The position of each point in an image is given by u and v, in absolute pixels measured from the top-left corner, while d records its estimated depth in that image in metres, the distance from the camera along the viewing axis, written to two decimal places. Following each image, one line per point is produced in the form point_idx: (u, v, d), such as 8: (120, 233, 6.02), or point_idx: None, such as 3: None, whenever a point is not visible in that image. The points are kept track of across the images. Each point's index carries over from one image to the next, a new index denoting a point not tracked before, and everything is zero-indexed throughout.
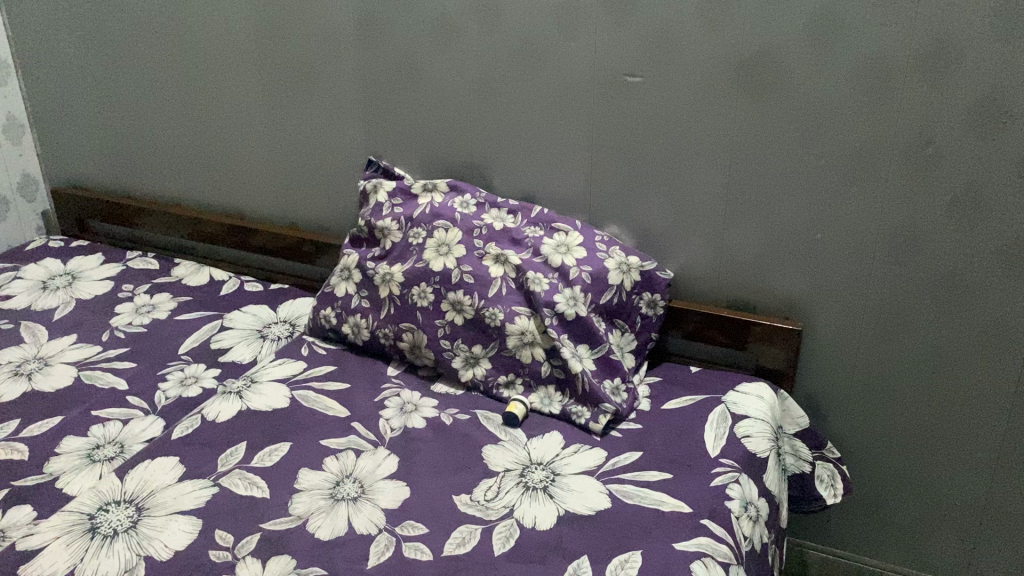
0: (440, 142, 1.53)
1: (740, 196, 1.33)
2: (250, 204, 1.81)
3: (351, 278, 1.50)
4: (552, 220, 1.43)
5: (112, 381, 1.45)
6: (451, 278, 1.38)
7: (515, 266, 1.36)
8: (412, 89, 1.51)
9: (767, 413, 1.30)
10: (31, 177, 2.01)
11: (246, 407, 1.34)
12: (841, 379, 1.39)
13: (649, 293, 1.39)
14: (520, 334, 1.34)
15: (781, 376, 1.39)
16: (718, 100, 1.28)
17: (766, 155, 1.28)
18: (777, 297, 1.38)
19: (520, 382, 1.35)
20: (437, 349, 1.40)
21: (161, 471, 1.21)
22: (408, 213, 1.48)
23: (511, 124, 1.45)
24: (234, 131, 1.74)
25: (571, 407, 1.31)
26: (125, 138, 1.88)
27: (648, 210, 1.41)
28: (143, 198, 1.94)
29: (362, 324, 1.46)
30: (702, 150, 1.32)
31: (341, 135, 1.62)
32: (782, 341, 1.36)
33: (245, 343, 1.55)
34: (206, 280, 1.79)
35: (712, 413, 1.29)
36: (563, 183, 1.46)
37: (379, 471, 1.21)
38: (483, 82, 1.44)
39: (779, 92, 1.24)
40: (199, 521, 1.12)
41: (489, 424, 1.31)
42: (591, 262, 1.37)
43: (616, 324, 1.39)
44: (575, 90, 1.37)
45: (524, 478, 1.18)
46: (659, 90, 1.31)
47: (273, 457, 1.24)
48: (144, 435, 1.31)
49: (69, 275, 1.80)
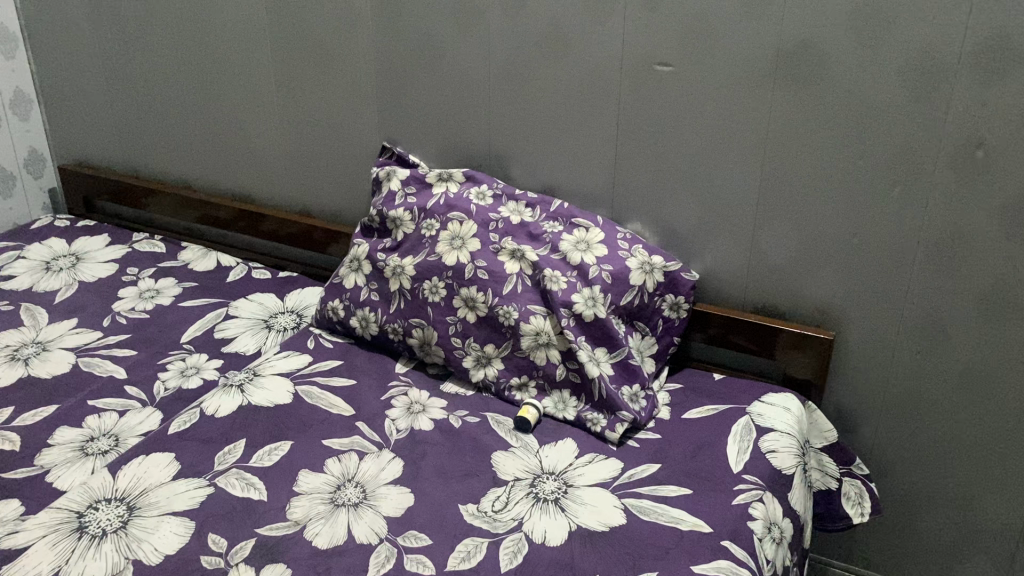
0: (458, 129, 1.47)
1: (773, 195, 1.25)
2: (260, 188, 1.75)
3: (361, 270, 1.43)
4: (572, 215, 1.36)
5: (111, 369, 1.40)
6: (465, 273, 1.32)
7: (532, 263, 1.30)
8: (431, 73, 1.44)
9: (794, 426, 1.23)
10: (38, 153, 1.95)
11: (247, 402, 1.28)
12: (873, 392, 1.32)
13: (672, 296, 1.32)
14: (535, 335, 1.27)
15: (809, 387, 1.32)
16: (755, 93, 1.20)
17: (803, 152, 1.21)
18: (808, 304, 1.30)
19: (533, 385, 1.29)
20: (448, 347, 1.33)
21: (155, 468, 1.15)
22: (422, 203, 1.42)
23: (532, 113, 1.38)
24: (246, 112, 1.68)
25: (586, 414, 1.24)
26: (135, 116, 1.83)
27: (674, 207, 1.34)
28: (151, 178, 1.89)
29: (371, 318, 1.41)
30: (735, 146, 1.25)
31: (356, 119, 1.56)
32: (813, 350, 1.29)
33: (250, 333, 1.49)
34: (212, 266, 1.73)
35: (735, 425, 1.22)
36: (586, 177, 1.39)
37: (382, 475, 1.15)
38: (505, 67, 1.37)
39: (822, 86, 1.16)
40: (192, 523, 1.07)
41: (500, 429, 1.24)
42: (612, 261, 1.30)
43: (637, 327, 1.32)
44: (603, 78, 1.30)
45: (535, 489, 1.12)
46: (692, 81, 1.23)
47: (272, 456, 1.18)
48: (140, 428, 1.26)
49: (73, 255, 1.75)
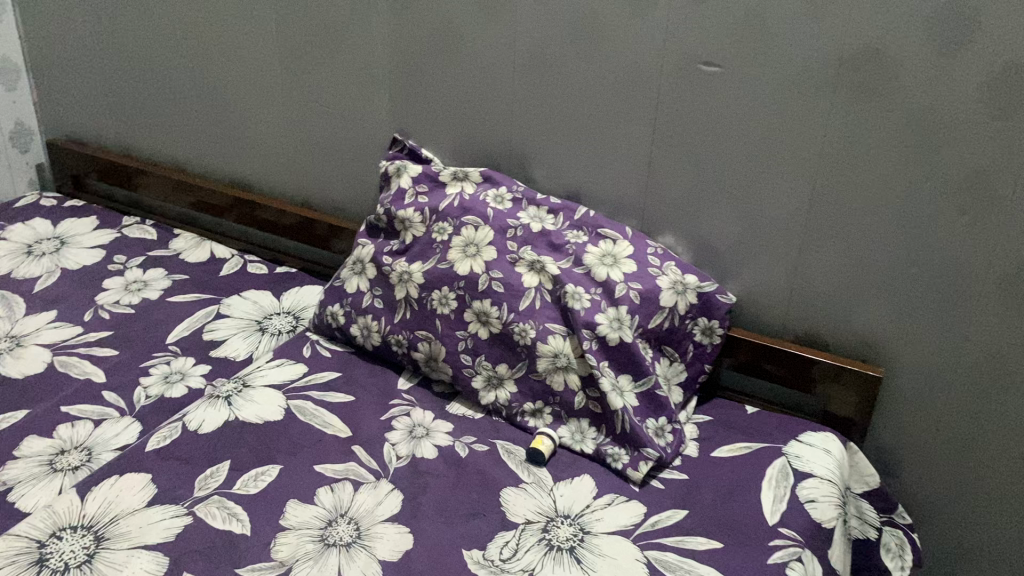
0: (477, 123, 1.34)
1: (824, 214, 1.13)
2: (260, 175, 1.63)
3: (364, 274, 1.32)
4: (598, 225, 1.24)
5: (89, 370, 1.28)
6: (478, 284, 1.21)
7: (552, 276, 1.18)
8: (449, 60, 1.32)
9: (835, 471, 1.11)
10: (25, 125, 1.83)
11: (234, 417, 1.17)
12: (920, 434, 1.20)
13: (705, 319, 1.20)
14: (552, 356, 1.16)
15: (850, 426, 1.20)
16: (811, 100, 1.07)
17: (861, 169, 1.08)
18: (855, 336, 1.18)
19: (548, 412, 1.18)
20: (456, 365, 1.22)
21: (129, 491, 1.04)
22: (434, 204, 1.30)
23: (559, 109, 1.26)
24: (247, 92, 1.55)
25: (606, 448, 1.13)
26: (128, 91, 1.70)
27: (711, 220, 1.21)
28: (144, 159, 1.77)
29: (373, 327, 1.29)
30: (784, 157, 1.12)
31: (365, 106, 1.43)
32: (859, 387, 1.17)
33: (241, 336, 1.38)
34: (205, 257, 1.61)
35: (770, 469, 1.10)
36: (615, 183, 1.27)
37: (379, 510, 1.04)
38: (532, 57, 1.24)
39: (889, 96, 1.03)
40: (166, 560, 0.95)
41: (510, 460, 1.13)
42: (641, 278, 1.18)
43: (664, 352, 1.20)
44: (640, 76, 1.17)
45: (547, 535, 1.01)
46: (740, 84, 1.11)
47: (258, 483, 1.07)
48: (117, 441, 1.14)
49: (58, 239, 1.63)
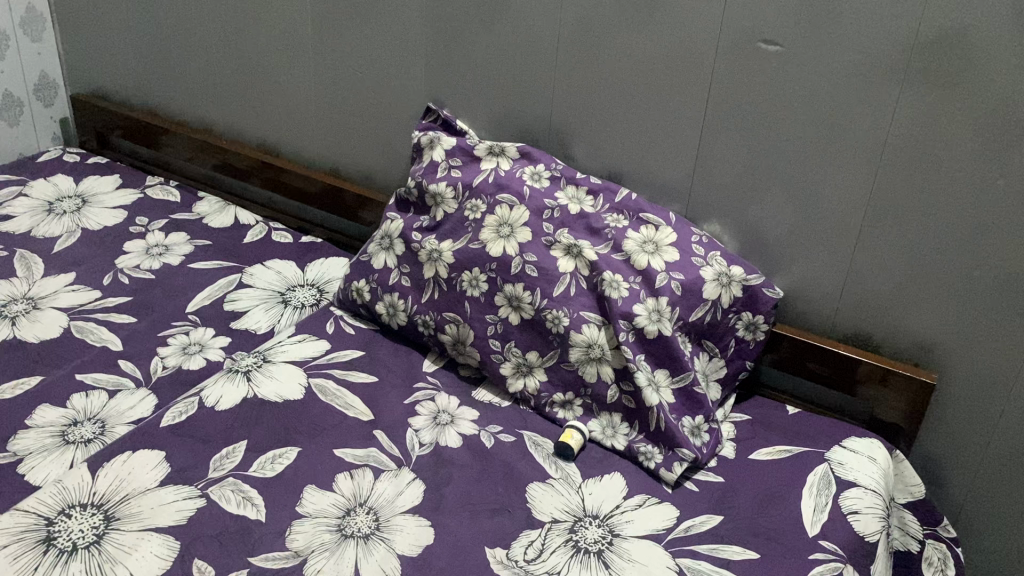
0: (518, 96, 1.28)
1: (884, 208, 1.06)
2: (288, 140, 1.57)
3: (392, 249, 1.26)
4: (640, 209, 1.18)
5: (106, 338, 1.25)
6: (511, 266, 1.15)
7: (590, 263, 1.13)
8: (491, 27, 1.25)
9: (880, 481, 1.05)
10: (50, 79, 1.78)
11: (252, 394, 1.13)
12: (970, 444, 1.14)
13: (749, 314, 1.14)
14: (586, 347, 1.11)
15: (897, 433, 1.14)
16: (879, 86, 1.00)
17: (929, 162, 1.01)
18: (908, 339, 1.12)
19: (578, 404, 1.13)
20: (485, 350, 1.17)
21: (141, 469, 1.00)
22: (467, 179, 1.24)
23: (606, 84, 1.19)
24: (277, 54, 1.49)
25: (638, 446, 1.08)
26: (155, 47, 1.64)
27: (762, 208, 1.14)
28: (170, 117, 1.71)
29: (400, 306, 1.24)
30: (845, 146, 1.05)
31: (400, 72, 1.37)
32: (910, 394, 1.10)
33: (263, 307, 1.33)
34: (229, 222, 1.56)
35: (812, 475, 1.05)
36: (660, 164, 1.20)
37: (399, 501, 0.99)
38: (579, 27, 1.17)
39: (967, 85, 0.95)
40: (177, 544, 0.92)
41: (537, 453, 1.08)
42: (683, 268, 1.12)
43: (704, 346, 1.14)
44: (695, 52, 1.10)
45: (575, 536, 0.96)
46: (803, 65, 1.03)
47: (275, 465, 1.03)
48: (131, 415, 1.11)
49: (80, 198, 1.59)
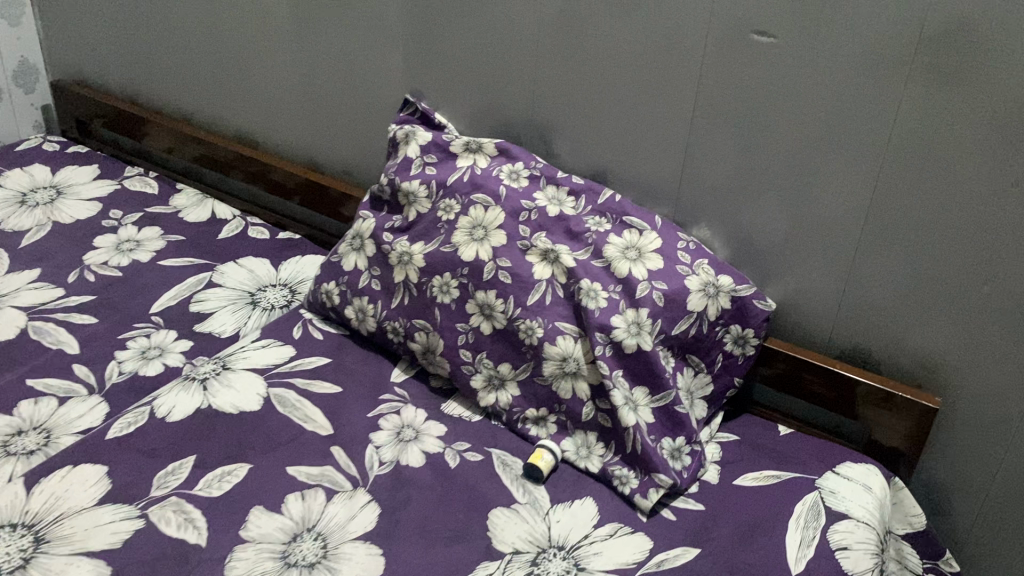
0: (498, 89, 1.20)
1: (886, 216, 0.97)
2: (267, 132, 1.51)
3: (363, 251, 1.19)
4: (624, 212, 1.10)
5: (63, 340, 1.19)
6: (483, 272, 1.08)
7: (567, 269, 1.05)
8: (469, 15, 1.17)
9: (875, 514, 0.96)
10: (30, 65, 1.72)
11: (207, 405, 1.06)
12: (976, 473, 1.05)
13: (738, 327, 1.05)
14: (561, 360, 1.03)
15: (897, 459, 1.05)
16: (879, 82, 0.91)
17: (935, 166, 0.91)
18: (910, 358, 1.03)
19: (552, 421, 1.05)
20: (455, 360, 1.10)
21: (80, 486, 0.95)
22: (442, 178, 1.16)
23: (589, 78, 1.11)
24: (254, 41, 1.42)
25: (613, 469, 1.00)
26: (133, 32, 1.58)
27: (754, 214, 1.06)
28: (151, 106, 1.66)
29: (369, 311, 1.17)
30: (843, 148, 0.96)
31: (377, 61, 1.29)
32: (911, 418, 1.02)
33: (230, 309, 1.27)
34: (205, 216, 1.50)
35: (800, 506, 0.96)
36: (647, 163, 1.12)
37: (350, 526, 0.93)
38: (561, 16, 1.09)
39: (977, 84, 0.86)
40: (108, 571, 0.86)
41: (505, 474, 1.01)
42: (666, 278, 1.04)
43: (689, 361, 1.06)
44: (683, 43, 1.01)
45: (535, 570, 0.88)
46: (798, 58, 0.94)
47: (223, 484, 0.96)
48: (79, 424, 1.05)
49: (54, 189, 1.54)
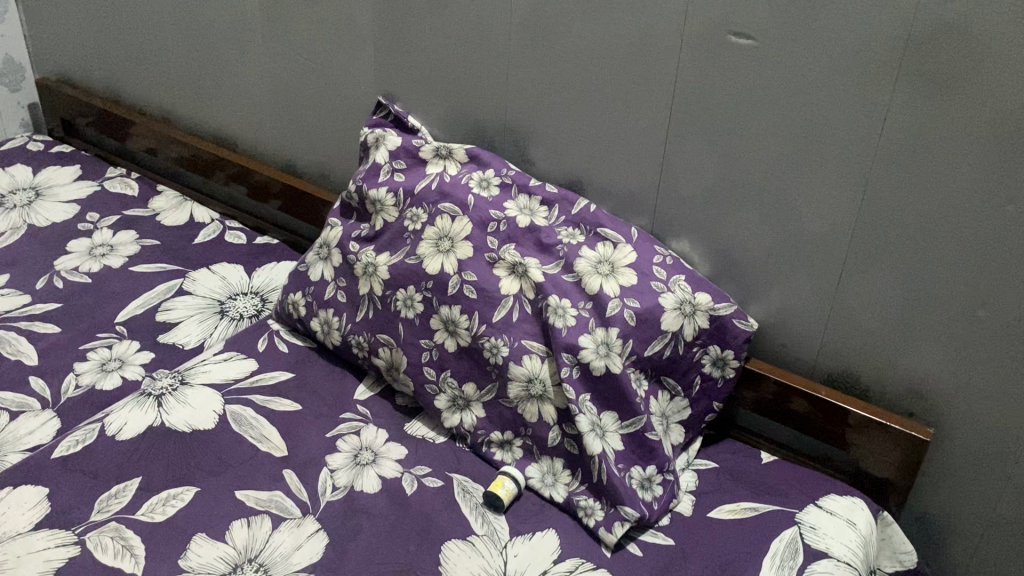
0: (471, 92, 1.14)
1: (872, 233, 0.90)
2: (245, 133, 1.46)
3: (329, 260, 1.14)
4: (598, 223, 1.03)
5: (23, 350, 1.15)
6: (448, 286, 1.02)
7: (535, 285, 0.99)
8: (439, 13, 1.11)
9: (858, 553, 0.89)
10: (14, 62, 1.69)
11: (159, 423, 1.02)
12: (971, 508, 0.97)
13: (717, 348, 0.99)
14: (526, 382, 0.97)
15: (886, 491, 0.98)
16: (864, 90, 0.83)
17: (925, 180, 0.84)
18: (901, 385, 0.96)
19: (518, 445, 1.00)
20: (418, 378, 1.04)
21: (18, 510, 0.91)
22: (410, 185, 1.11)
23: (562, 82, 1.04)
24: (229, 40, 1.37)
25: (578, 499, 0.94)
26: (112, 30, 1.54)
27: (735, 228, 0.99)
28: (133, 106, 1.62)
29: (334, 324, 1.12)
30: (826, 160, 0.89)
31: (350, 62, 1.24)
32: (900, 449, 0.95)
33: (198, 319, 1.23)
34: (183, 220, 1.46)
35: (777, 543, 0.90)
36: (623, 172, 1.05)
37: (295, 557, 0.88)
38: (532, 16, 1.03)
39: (970, 91, 0.78)
40: None
41: (464, 502, 0.95)
42: (639, 296, 0.98)
43: (664, 384, 0.99)
44: (657, 46, 0.95)
45: None
46: (778, 62, 0.87)
47: (167, 508, 0.92)
48: (28, 441, 1.01)
49: (33, 190, 1.51)
